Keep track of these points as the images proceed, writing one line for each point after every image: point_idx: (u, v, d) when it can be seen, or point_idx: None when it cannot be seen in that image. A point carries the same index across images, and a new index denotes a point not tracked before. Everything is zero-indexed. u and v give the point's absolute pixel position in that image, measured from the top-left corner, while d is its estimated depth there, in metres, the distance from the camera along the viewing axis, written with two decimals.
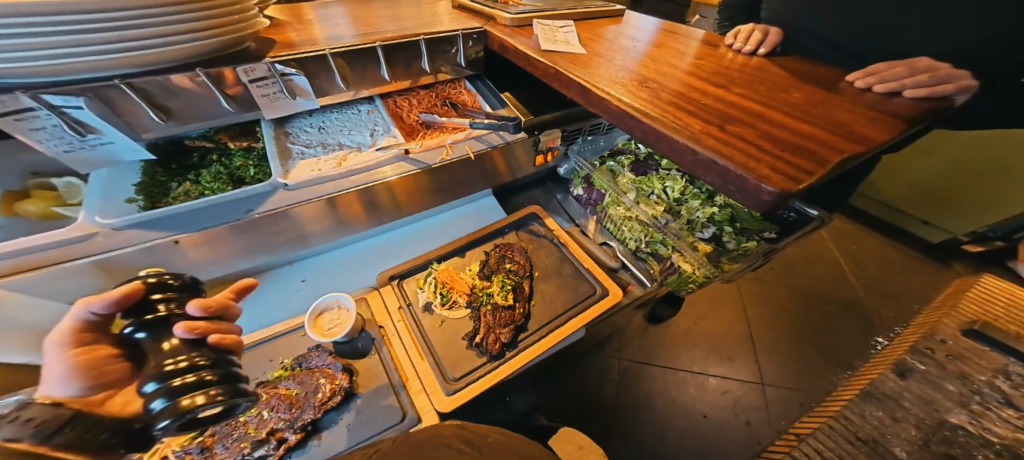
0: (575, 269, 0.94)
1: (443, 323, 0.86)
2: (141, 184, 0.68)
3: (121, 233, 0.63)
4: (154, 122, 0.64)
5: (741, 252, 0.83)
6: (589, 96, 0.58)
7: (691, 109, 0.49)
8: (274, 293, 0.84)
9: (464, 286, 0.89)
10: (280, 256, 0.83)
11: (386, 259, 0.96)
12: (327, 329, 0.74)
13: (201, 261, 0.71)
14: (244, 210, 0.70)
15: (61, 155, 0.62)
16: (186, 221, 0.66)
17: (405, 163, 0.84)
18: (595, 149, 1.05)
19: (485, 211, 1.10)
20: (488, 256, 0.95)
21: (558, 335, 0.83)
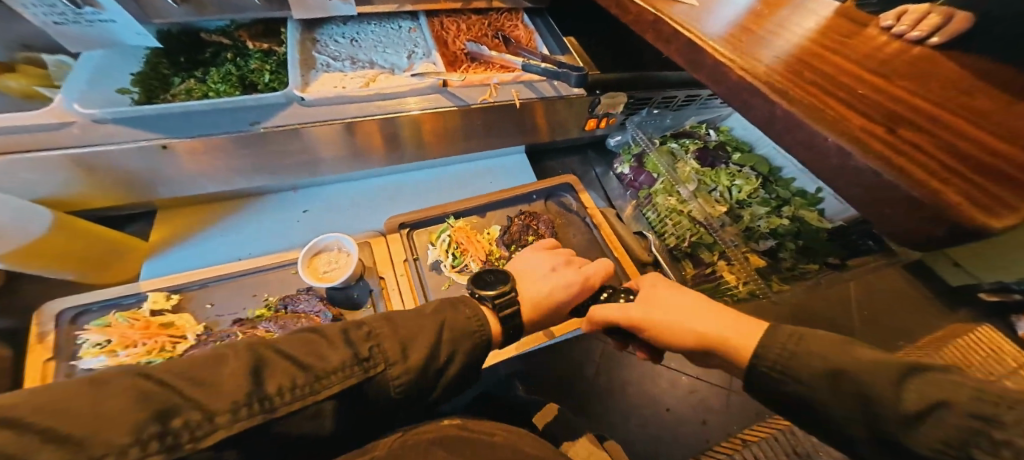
0: (602, 256, 0.84)
1: (449, 286, 0.76)
2: (139, 74, 0.57)
3: (102, 128, 0.52)
4: (169, 6, 0.53)
5: (795, 274, 0.77)
6: (698, 56, 0.44)
7: (844, 91, 0.36)
8: (269, 219, 0.74)
9: (483, 251, 0.79)
10: (287, 181, 0.74)
11: (399, 202, 0.86)
12: (323, 272, 0.64)
13: (198, 171, 0.62)
14: (249, 122, 0.59)
15: (51, 28, 0.50)
16: (179, 124, 0.55)
17: (441, 97, 0.71)
18: (659, 126, 0.91)
19: (514, 172, 0.99)
20: (512, 222, 0.84)
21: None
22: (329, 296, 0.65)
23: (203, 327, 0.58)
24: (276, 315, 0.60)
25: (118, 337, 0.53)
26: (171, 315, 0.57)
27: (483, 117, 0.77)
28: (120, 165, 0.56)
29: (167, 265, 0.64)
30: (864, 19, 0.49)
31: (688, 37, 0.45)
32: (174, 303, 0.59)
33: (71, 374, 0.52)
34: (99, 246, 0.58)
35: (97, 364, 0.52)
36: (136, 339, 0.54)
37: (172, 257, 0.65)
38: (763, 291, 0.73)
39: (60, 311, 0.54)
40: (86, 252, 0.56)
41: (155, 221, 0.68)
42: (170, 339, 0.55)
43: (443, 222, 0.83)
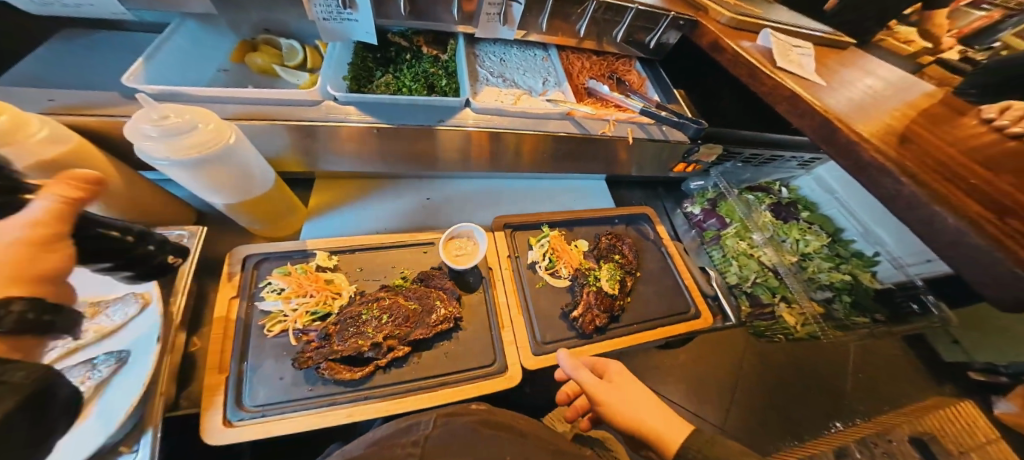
0: (674, 282, 0.94)
1: (543, 285, 0.85)
2: (353, 65, 0.70)
3: (342, 107, 0.64)
4: (398, 12, 0.67)
5: (849, 324, 0.86)
6: (832, 132, 0.57)
7: (961, 182, 0.46)
8: (402, 204, 0.86)
9: (575, 261, 0.88)
10: (422, 170, 0.85)
11: (501, 203, 0.97)
12: (455, 255, 0.74)
13: (372, 149, 0.73)
14: (437, 119, 0.70)
15: (320, 23, 0.62)
16: (385, 112, 0.66)
17: (569, 123, 0.83)
18: (737, 178, 1.05)
19: (595, 194, 1.10)
20: (598, 240, 0.94)
21: (646, 337, 0.84)
22: (454, 276, 0.75)
23: (354, 288, 0.67)
24: (412, 287, 0.70)
25: (294, 285, 0.63)
26: (332, 272, 0.67)
27: (597, 146, 0.88)
28: (329, 139, 0.67)
29: (322, 229, 0.76)
30: (966, 113, 0.60)
31: (824, 116, 0.58)
32: (334, 263, 0.69)
33: (250, 311, 0.61)
34: (285, 206, 0.70)
35: (274, 307, 0.62)
36: (308, 290, 0.63)
37: (320, 223, 0.77)
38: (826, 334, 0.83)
39: (246, 256, 0.65)
40: (278, 211, 0.68)
41: (313, 188, 0.81)
42: (331, 293, 0.65)
43: (539, 229, 0.93)
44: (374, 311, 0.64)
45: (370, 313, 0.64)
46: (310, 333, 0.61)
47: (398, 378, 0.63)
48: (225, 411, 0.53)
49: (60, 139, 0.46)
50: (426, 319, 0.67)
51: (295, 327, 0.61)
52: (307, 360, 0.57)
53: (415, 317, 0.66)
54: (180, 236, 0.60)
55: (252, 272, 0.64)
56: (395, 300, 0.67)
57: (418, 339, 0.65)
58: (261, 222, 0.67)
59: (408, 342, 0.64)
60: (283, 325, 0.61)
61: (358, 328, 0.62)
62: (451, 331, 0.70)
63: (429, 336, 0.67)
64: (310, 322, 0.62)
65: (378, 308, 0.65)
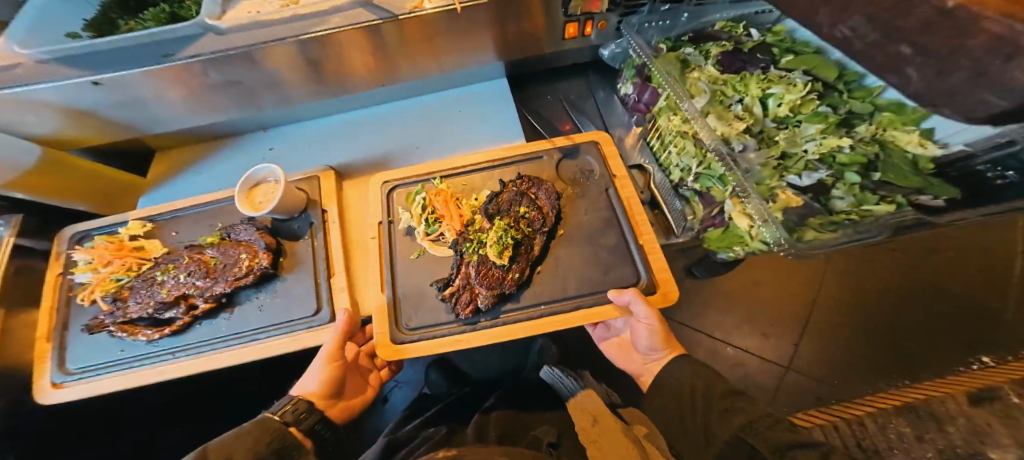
0: (620, 240, 0.64)
1: (419, 256, 0.66)
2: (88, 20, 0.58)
3: (45, 67, 0.55)
4: None
5: (852, 215, 0.56)
6: None
7: None
8: (244, 163, 0.78)
9: (459, 222, 0.65)
10: (249, 116, 0.74)
11: (360, 135, 0.80)
12: (257, 202, 0.63)
13: (154, 105, 0.64)
14: (162, 55, 0.57)
15: None
16: (106, 61, 0.56)
17: (366, 12, 0.60)
18: (666, 26, 0.73)
19: (491, 99, 0.83)
20: (505, 189, 0.68)
21: (568, 324, 0.59)
22: (269, 227, 0.65)
23: (164, 251, 0.64)
24: (219, 242, 0.63)
25: (96, 256, 0.62)
26: (142, 240, 0.65)
27: (426, 31, 0.64)
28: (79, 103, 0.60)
29: (159, 198, 0.74)
30: None
31: None
32: (147, 230, 0.66)
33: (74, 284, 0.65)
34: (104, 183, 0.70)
35: (87, 278, 0.64)
36: (109, 259, 0.62)
37: (156, 194, 0.74)
38: (781, 243, 0.52)
39: (70, 235, 0.68)
40: (95, 189, 0.69)
41: (154, 160, 0.78)
42: (137, 260, 0.63)
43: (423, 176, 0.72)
44: (171, 271, 0.61)
45: (167, 273, 0.61)
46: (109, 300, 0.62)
47: (209, 336, 0.60)
48: (52, 373, 0.60)
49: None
50: (228, 273, 0.61)
51: (99, 295, 0.61)
52: (98, 326, 0.61)
53: (214, 272, 0.61)
54: None
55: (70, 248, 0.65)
56: (195, 258, 0.62)
57: (221, 295, 0.60)
58: (77, 201, 0.68)
59: (206, 298, 0.59)
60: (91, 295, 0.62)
61: (152, 289, 0.61)
62: (259, 284, 0.62)
63: (235, 289, 0.61)
64: (114, 289, 0.62)
65: (177, 268, 0.61)
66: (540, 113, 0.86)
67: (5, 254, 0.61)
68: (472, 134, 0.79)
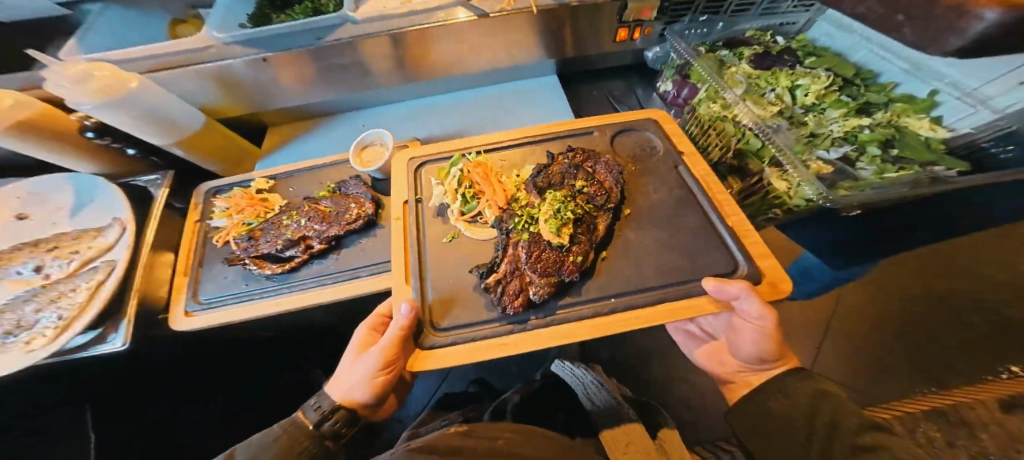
0: (701, 218, 0.67)
1: (454, 239, 0.68)
2: (251, 15, 0.76)
3: (230, 48, 0.72)
4: None
5: (875, 181, 0.64)
6: None
7: None
8: (344, 136, 0.92)
9: (502, 201, 0.69)
10: (346, 96, 0.88)
11: (438, 117, 0.94)
12: (366, 160, 0.77)
13: (291, 84, 0.81)
14: (315, 38, 0.74)
15: None
16: (275, 42, 0.73)
17: (462, 9, 0.77)
18: (703, 34, 0.86)
19: (550, 93, 0.96)
20: (556, 161, 0.74)
21: (648, 320, 0.56)
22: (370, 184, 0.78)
23: (284, 202, 0.78)
24: (333, 194, 0.77)
25: (234, 204, 0.76)
26: (267, 192, 0.79)
27: (504, 28, 0.81)
28: (238, 77, 0.76)
29: (269, 164, 0.87)
30: None
31: None
32: (270, 186, 0.80)
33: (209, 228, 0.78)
34: (237, 148, 0.86)
35: (222, 223, 0.76)
36: (243, 206, 0.76)
37: (270, 160, 0.88)
38: (820, 196, 0.61)
39: (206, 190, 0.82)
40: (230, 151, 0.83)
41: (267, 135, 0.94)
42: (264, 208, 0.77)
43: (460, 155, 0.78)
44: (296, 216, 0.74)
45: (291, 219, 0.74)
46: (241, 239, 0.74)
47: (320, 271, 0.71)
48: (185, 304, 0.71)
49: (27, 103, 0.62)
50: (341, 219, 0.73)
51: (233, 236, 0.74)
52: (236, 259, 0.73)
53: (330, 218, 0.73)
54: (155, 179, 0.78)
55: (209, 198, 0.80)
56: (313, 207, 0.75)
57: (333, 237, 0.72)
58: (213, 162, 0.81)
59: (323, 238, 0.71)
60: (225, 236, 0.75)
61: (278, 231, 0.73)
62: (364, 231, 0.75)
63: (344, 234, 0.73)
64: (246, 230, 0.74)
65: (299, 214, 0.74)
66: (585, 106, 0.99)
67: (162, 204, 0.76)
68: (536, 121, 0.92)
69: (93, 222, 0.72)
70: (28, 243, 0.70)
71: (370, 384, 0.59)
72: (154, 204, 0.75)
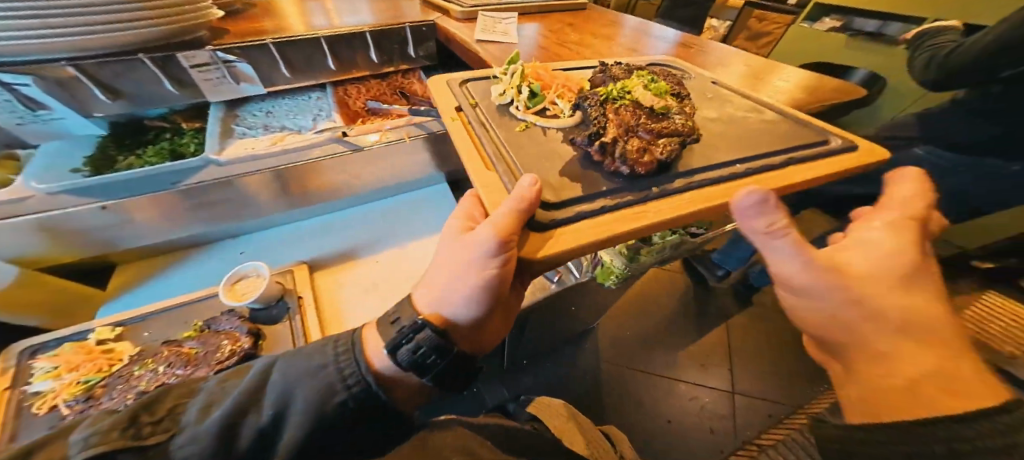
0: (753, 118, 0.82)
1: (521, 132, 0.79)
2: (91, 158, 0.84)
3: (52, 198, 0.72)
4: (102, 103, 0.80)
5: (660, 246, 0.88)
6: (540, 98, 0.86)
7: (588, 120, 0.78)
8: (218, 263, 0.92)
9: (569, 91, 0.90)
10: (222, 227, 0.93)
11: (326, 234, 1.01)
12: (241, 292, 0.77)
13: (143, 225, 0.82)
14: (172, 182, 0.79)
15: (15, 126, 0.79)
16: (116, 188, 0.75)
17: (337, 145, 0.91)
18: None
19: (436, 200, 1.14)
20: (605, 69, 0.94)
21: (782, 186, 0.65)
22: (249, 315, 0.79)
23: (137, 349, 0.76)
24: (200, 334, 0.77)
25: (65, 362, 0.71)
26: (113, 342, 0.76)
27: (378, 156, 0.97)
28: (69, 225, 0.75)
29: (119, 308, 0.85)
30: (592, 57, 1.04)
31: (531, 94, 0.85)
32: (117, 333, 0.77)
33: (21, 395, 0.69)
34: (63, 294, 0.86)
35: (45, 387, 0.69)
36: (79, 362, 0.72)
37: (122, 301, 0.86)
38: (624, 265, 0.84)
39: (21, 350, 0.75)
40: (58, 304, 0.86)
41: (115, 274, 0.91)
42: (107, 360, 0.73)
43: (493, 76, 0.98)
44: (152, 365, 0.72)
45: (145, 368, 0.72)
46: (76, 401, 0.69)
47: None
48: None
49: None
50: (210, 359, 0.72)
51: (62, 399, 0.68)
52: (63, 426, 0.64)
53: (195, 360, 0.72)
54: None
55: (23, 360, 0.72)
56: (175, 351, 0.74)
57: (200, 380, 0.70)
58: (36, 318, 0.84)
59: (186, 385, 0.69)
60: (50, 402, 0.67)
61: (127, 385, 0.70)
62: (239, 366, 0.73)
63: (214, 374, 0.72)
64: (82, 390, 0.69)
65: (157, 362, 0.73)
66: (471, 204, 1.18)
67: None
68: (427, 227, 1.06)
69: None
70: None
71: (476, 282, 0.50)
72: None
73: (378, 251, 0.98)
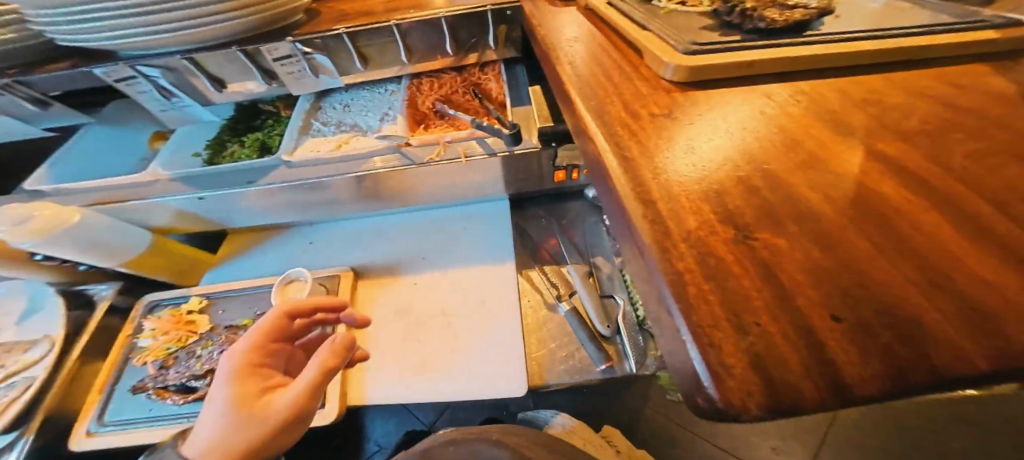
0: None
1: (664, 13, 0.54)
2: (213, 143, 0.93)
3: (176, 184, 0.85)
4: (213, 92, 0.81)
5: None
6: (598, 104, 0.44)
7: (670, 156, 0.35)
8: (286, 249, 1.02)
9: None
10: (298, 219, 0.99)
11: (379, 240, 1.03)
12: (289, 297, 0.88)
13: (250, 212, 0.92)
14: (248, 182, 0.85)
15: (162, 112, 0.88)
16: (211, 182, 0.85)
17: (397, 156, 0.87)
18: None
19: (492, 217, 1.06)
20: None
21: None
22: None
23: (208, 327, 0.87)
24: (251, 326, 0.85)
25: (162, 327, 0.87)
26: (197, 314, 0.89)
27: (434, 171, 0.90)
28: (194, 211, 0.88)
29: (219, 275, 0.98)
30: None
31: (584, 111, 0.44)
32: (202, 306, 0.91)
33: (132, 346, 0.86)
34: (183, 260, 0.95)
35: (148, 343, 0.86)
36: (169, 330, 0.86)
37: (221, 269, 0.99)
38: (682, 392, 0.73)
39: (149, 302, 0.92)
40: (177, 266, 0.94)
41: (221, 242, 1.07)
42: (187, 333, 0.86)
43: None
44: (210, 347, 0.84)
45: (206, 350, 0.84)
46: (154, 365, 0.83)
47: None
48: (86, 429, 0.76)
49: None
50: None
51: (148, 360, 0.83)
52: (141, 388, 0.80)
53: None
54: (105, 291, 0.91)
55: (141, 317, 0.89)
56: (230, 339, 0.84)
57: None
58: (163, 275, 0.92)
59: None
60: (143, 358, 0.84)
61: (190, 362, 0.83)
62: None
63: None
64: (163, 356, 0.84)
65: (216, 345, 0.84)
66: (531, 230, 1.05)
67: (101, 316, 0.87)
68: (470, 251, 1.00)
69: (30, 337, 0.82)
70: None
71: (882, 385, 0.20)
72: (96, 310, 0.87)
73: (421, 270, 0.98)
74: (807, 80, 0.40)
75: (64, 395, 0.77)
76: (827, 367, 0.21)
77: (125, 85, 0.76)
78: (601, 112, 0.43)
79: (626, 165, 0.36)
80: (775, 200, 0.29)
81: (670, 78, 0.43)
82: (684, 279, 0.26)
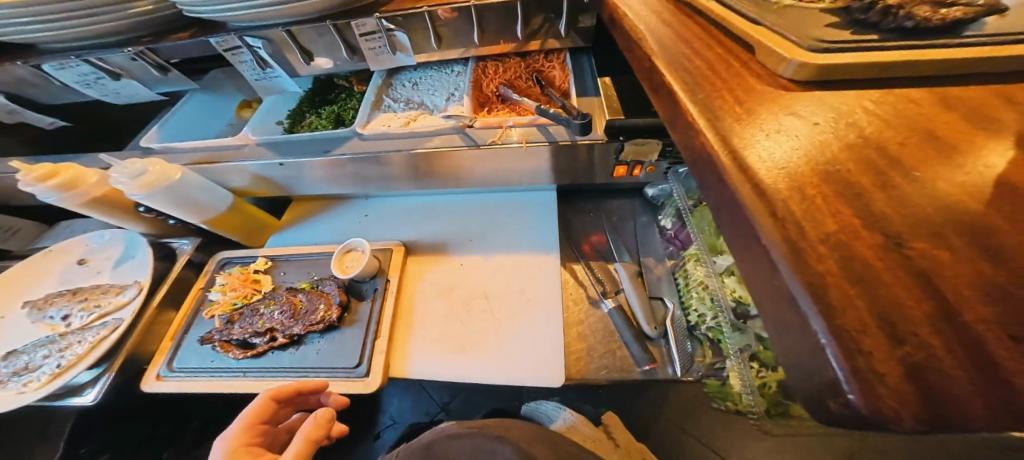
0: None
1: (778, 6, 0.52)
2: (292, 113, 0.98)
3: (259, 148, 0.91)
4: (303, 64, 0.85)
5: None
6: (704, 97, 0.43)
7: (795, 157, 0.34)
8: (343, 221, 1.07)
9: None
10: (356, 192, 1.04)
11: (430, 220, 1.06)
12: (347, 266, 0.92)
13: (317, 181, 0.97)
14: (323, 151, 0.89)
15: (255, 81, 0.93)
16: (286, 149, 0.90)
17: (460, 136, 0.88)
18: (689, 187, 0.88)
19: (541, 207, 1.06)
20: None
21: None
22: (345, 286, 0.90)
23: (271, 287, 0.93)
24: (310, 290, 0.90)
25: (230, 283, 0.93)
26: (261, 273, 0.96)
27: (494, 155, 0.91)
28: (270, 175, 0.94)
29: (286, 239, 1.04)
30: None
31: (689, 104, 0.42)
32: (267, 267, 0.97)
33: (203, 298, 0.93)
34: (254, 223, 1.03)
35: (216, 297, 0.93)
36: (237, 286, 0.93)
37: (285, 235, 1.05)
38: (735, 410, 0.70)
39: (222, 258, 0.99)
40: (248, 226, 1.01)
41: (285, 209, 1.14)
42: (251, 291, 0.93)
43: None
44: (271, 306, 0.89)
45: (268, 309, 0.89)
46: (222, 318, 0.89)
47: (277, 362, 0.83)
48: (163, 367, 0.84)
49: (105, 181, 0.86)
50: (307, 319, 0.86)
51: (218, 313, 0.90)
52: (209, 338, 0.86)
53: (297, 316, 0.86)
54: (184, 243, 0.99)
55: (215, 271, 0.96)
56: (289, 300, 0.89)
57: (296, 334, 0.85)
58: (236, 235, 0.99)
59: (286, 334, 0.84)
60: (213, 311, 0.91)
61: (253, 318, 0.88)
62: (325, 331, 0.86)
63: (306, 332, 0.85)
64: (229, 311, 0.90)
65: (276, 305, 0.89)
66: (579, 225, 1.04)
67: (181, 266, 0.95)
68: (517, 239, 1.01)
69: (123, 278, 0.91)
70: (68, 292, 0.91)
71: None
72: (178, 260, 0.95)
73: (468, 252, 1.00)
74: (951, 87, 0.37)
75: (144, 334, 0.85)
76: (1005, 389, 0.20)
77: (230, 54, 0.82)
78: (710, 106, 0.42)
79: (745, 161, 0.35)
80: (926, 211, 0.28)
81: (789, 76, 0.41)
82: (828, 282, 0.25)
